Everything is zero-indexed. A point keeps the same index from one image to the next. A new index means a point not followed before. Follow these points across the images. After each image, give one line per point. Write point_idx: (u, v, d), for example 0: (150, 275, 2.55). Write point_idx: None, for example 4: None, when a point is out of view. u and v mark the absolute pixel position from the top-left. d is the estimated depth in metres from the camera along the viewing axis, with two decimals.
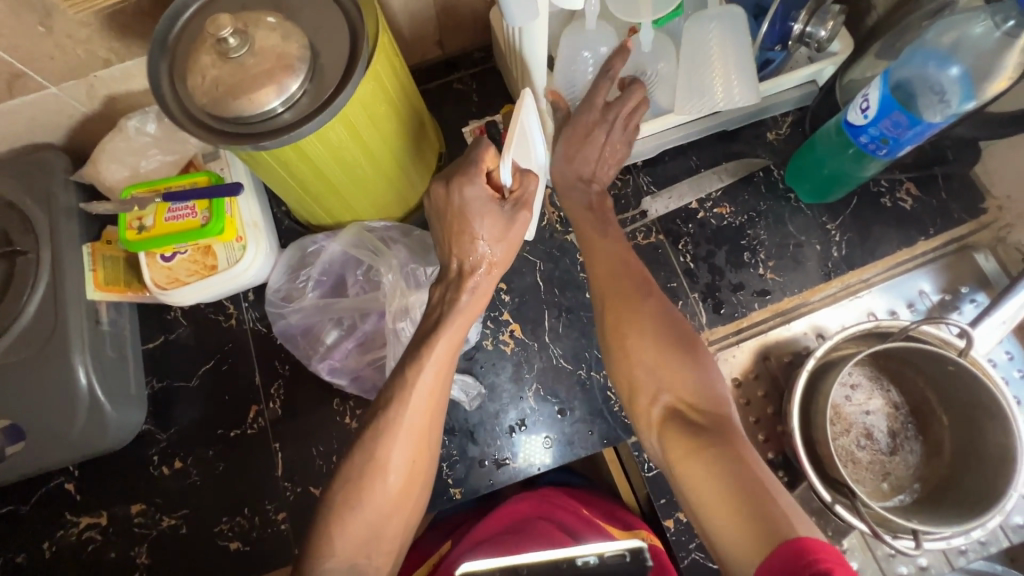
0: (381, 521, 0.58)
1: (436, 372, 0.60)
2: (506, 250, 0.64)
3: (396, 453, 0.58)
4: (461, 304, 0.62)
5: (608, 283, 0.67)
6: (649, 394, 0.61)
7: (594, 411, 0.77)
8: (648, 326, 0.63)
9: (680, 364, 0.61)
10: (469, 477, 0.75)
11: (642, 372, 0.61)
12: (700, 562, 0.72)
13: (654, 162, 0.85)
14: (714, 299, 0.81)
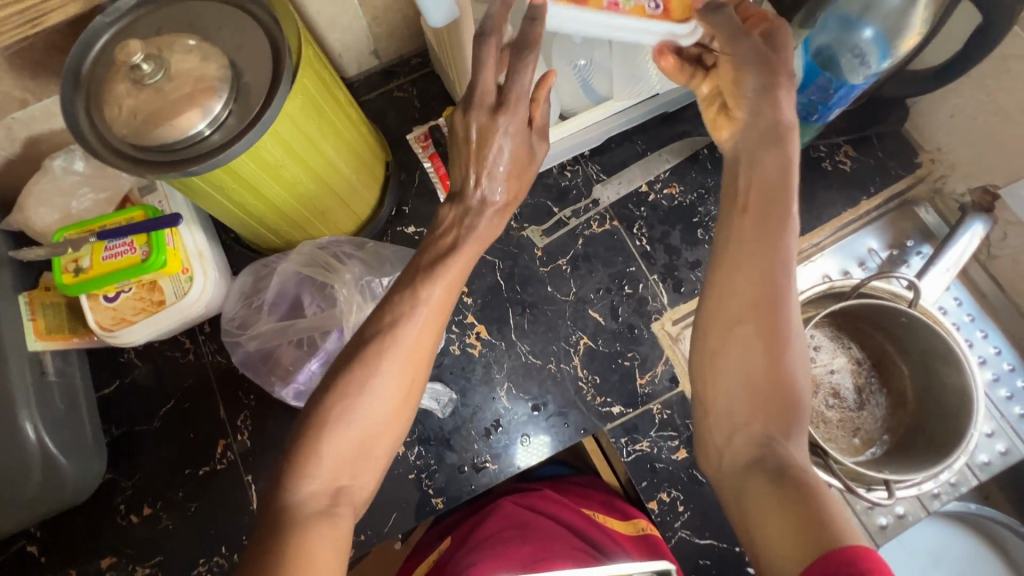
0: (370, 437, 0.51)
1: (446, 288, 0.55)
2: (516, 186, 0.57)
3: (390, 369, 0.52)
4: (480, 231, 0.56)
5: (722, 261, 0.49)
6: (733, 418, 0.48)
7: (568, 403, 0.77)
8: (760, 338, 0.47)
9: (786, 394, 0.47)
10: (450, 485, 0.75)
11: (738, 393, 0.48)
12: (686, 539, 0.72)
13: (601, 150, 0.86)
14: (673, 278, 0.81)
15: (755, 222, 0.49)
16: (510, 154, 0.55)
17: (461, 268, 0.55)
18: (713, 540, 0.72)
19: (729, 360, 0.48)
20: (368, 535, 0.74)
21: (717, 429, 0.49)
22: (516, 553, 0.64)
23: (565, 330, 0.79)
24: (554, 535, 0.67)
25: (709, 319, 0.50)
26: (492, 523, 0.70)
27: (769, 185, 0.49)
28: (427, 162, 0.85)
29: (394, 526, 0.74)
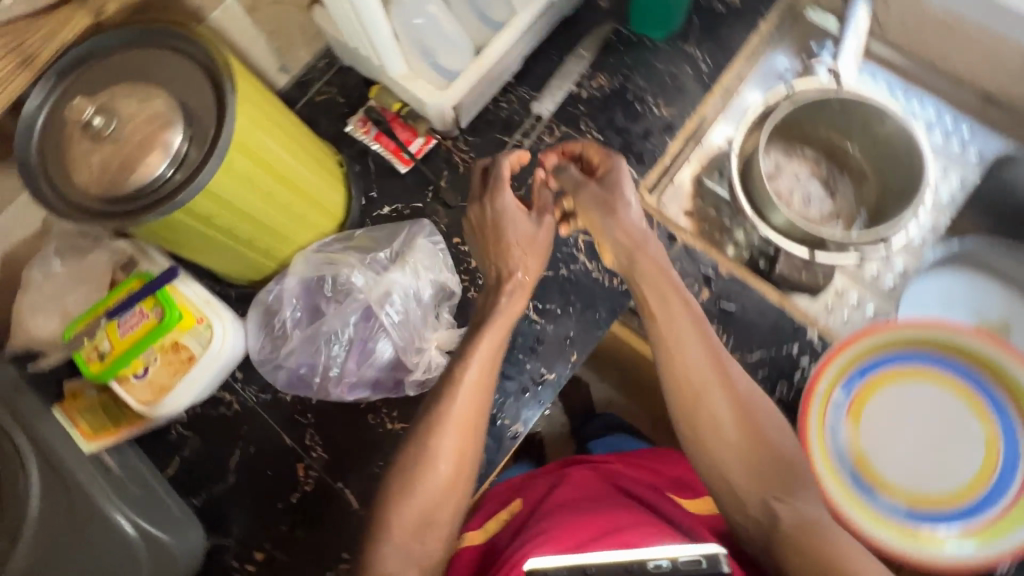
0: (432, 506, 0.60)
1: (480, 368, 0.64)
2: (533, 261, 0.71)
3: (443, 439, 0.61)
4: (502, 305, 0.68)
5: (670, 343, 0.61)
6: (752, 503, 0.57)
7: (591, 295, 0.82)
8: (725, 392, 0.59)
9: (769, 455, 0.58)
10: (520, 408, 0.79)
11: (720, 445, 0.58)
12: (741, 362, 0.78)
13: (523, 73, 0.91)
14: (633, 153, 0.87)
15: (670, 318, 0.62)
16: (517, 228, 0.71)
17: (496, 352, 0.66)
18: (761, 351, 0.79)
19: (711, 437, 0.59)
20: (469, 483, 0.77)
21: (728, 497, 0.58)
22: (599, 517, 0.56)
23: (561, 236, 0.84)
24: (625, 505, 0.62)
25: (681, 403, 0.60)
26: (568, 488, 0.67)
27: (649, 267, 0.64)
28: (375, 144, 0.89)
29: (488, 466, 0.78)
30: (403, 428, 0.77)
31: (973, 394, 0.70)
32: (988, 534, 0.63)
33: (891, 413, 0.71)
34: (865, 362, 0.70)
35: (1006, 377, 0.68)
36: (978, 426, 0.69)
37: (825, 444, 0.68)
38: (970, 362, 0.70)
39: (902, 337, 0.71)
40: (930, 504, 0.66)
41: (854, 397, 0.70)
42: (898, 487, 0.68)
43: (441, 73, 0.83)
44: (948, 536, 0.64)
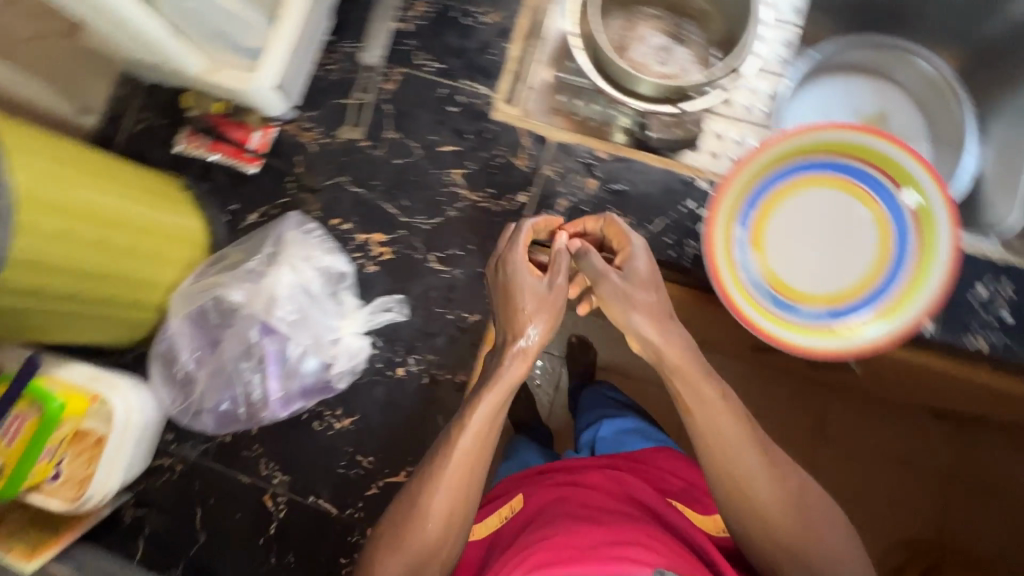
0: (419, 564, 0.57)
1: (474, 435, 0.58)
2: (545, 322, 0.61)
3: (433, 501, 0.56)
4: (502, 378, 0.58)
5: (710, 441, 0.58)
6: (770, 526, 0.57)
7: (487, 225, 0.79)
8: (767, 475, 0.57)
9: (802, 507, 0.57)
10: (458, 358, 0.77)
11: (768, 508, 0.57)
12: (648, 235, 0.78)
13: (339, 26, 0.85)
14: (478, 70, 0.83)
15: (710, 410, 0.58)
16: (528, 290, 0.61)
17: (493, 421, 0.59)
18: (663, 218, 0.78)
19: (739, 475, 0.57)
20: None
21: (750, 525, 0.58)
22: (587, 532, 0.58)
23: (436, 179, 0.81)
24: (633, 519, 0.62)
25: (707, 444, 0.59)
26: (576, 493, 0.68)
27: (699, 376, 0.59)
28: (212, 154, 0.82)
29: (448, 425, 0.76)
30: (353, 423, 0.76)
31: (855, 182, 0.68)
32: (899, 306, 0.66)
33: (791, 231, 0.70)
34: (749, 196, 0.69)
35: (878, 155, 0.66)
36: (869, 210, 0.68)
37: (738, 287, 0.69)
38: (843, 153, 0.68)
39: (773, 157, 0.68)
40: (844, 298, 0.68)
41: (750, 232, 0.70)
42: (816, 295, 0.69)
43: (247, 54, 0.76)
44: (865, 322, 0.67)
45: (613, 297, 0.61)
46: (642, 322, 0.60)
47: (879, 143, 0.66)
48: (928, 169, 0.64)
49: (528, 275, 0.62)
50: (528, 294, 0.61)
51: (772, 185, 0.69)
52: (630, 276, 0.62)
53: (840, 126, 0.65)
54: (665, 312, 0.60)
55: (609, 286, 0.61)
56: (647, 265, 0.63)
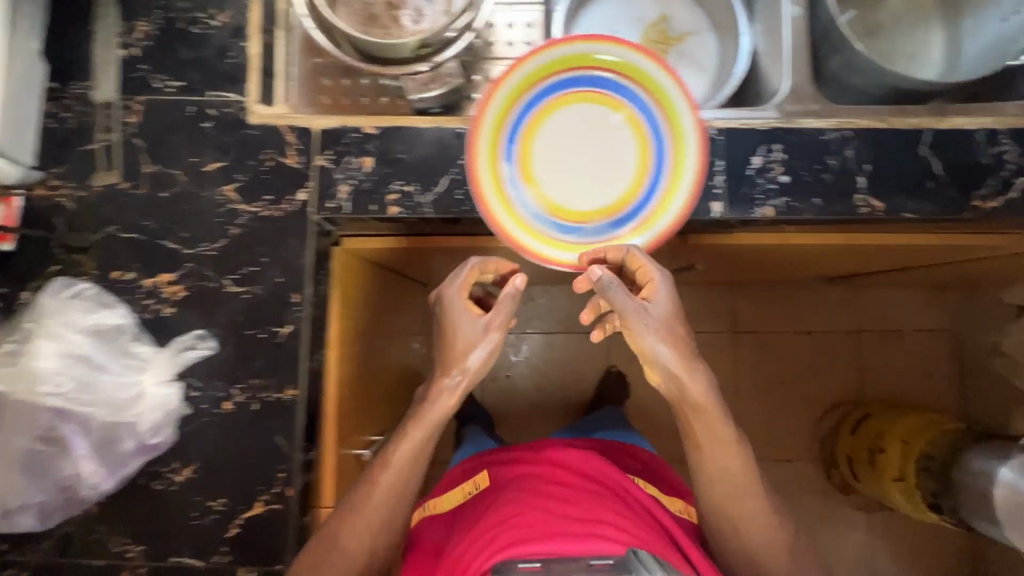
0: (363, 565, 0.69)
1: (403, 455, 0.71)
2: (487, 354, 0.71)
3: (373, 514, 0.70)
4: (437, 404, 0.70)
5: (743, 476, 0.71)
6: (735, 512, 0.72)
7: (273, 234, 0.76)
8: (756, 502, 0.72)
9: (768, 517, 0.72)
10: (281, 375, 0.75)
11: (717, 488, 0.72)
12: (436, 196, 0.76)
13: (60, 69, 0.78)
14: (223, 77, 0.78)
15: (732, 449, 0.70)
16: (467, 325, 0.71)
17: (417, 454, 0.71)
18: (447, 175, 0.76)
19: (721, 466, 0.71)
20: (284, 469, 0.74)
21: (709, 502, 0.73)
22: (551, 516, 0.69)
23: (210, 201, 0.76)
24: (594, 496, 0.75)
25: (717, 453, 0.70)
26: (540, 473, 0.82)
27: (713, 420, 0.69)
28: None
29: (290, 441, 0.74)
30: (194, 471, 0.73)
31: (608, 93, 0.69)
32: (663, 207, 0.68)
33: (557, 152, 0.69)
34: (507, 125, 0.69)
35: (620, 61, 0.67)
36: (625, 117, 0.69)
37: (514, 219, 0.69)
38: (588, 66, 0.68)
39: (521, 81, 0.68)
40: (603, 215, 0.69)
41: (517, 162, 0.69)
42: (591, 212, 0.69)
43: None
44: (622, 237, 0.69)
45: (637, 315, 0.62)
46: (668, 358, 0.64)
47: (616, 50, 0.67)
48: (662, 67, 0.67)
49: (459, 302, 0.72)
50: (472, 335, 0.70)
51: (528, 110, 0.69)
52: (656, 310, 0.65)
53: (572, 38, 0.65)
54: (688, 355, 0.66)
55: (638, 316, 0.62)
56: (669, 299, 0.65)
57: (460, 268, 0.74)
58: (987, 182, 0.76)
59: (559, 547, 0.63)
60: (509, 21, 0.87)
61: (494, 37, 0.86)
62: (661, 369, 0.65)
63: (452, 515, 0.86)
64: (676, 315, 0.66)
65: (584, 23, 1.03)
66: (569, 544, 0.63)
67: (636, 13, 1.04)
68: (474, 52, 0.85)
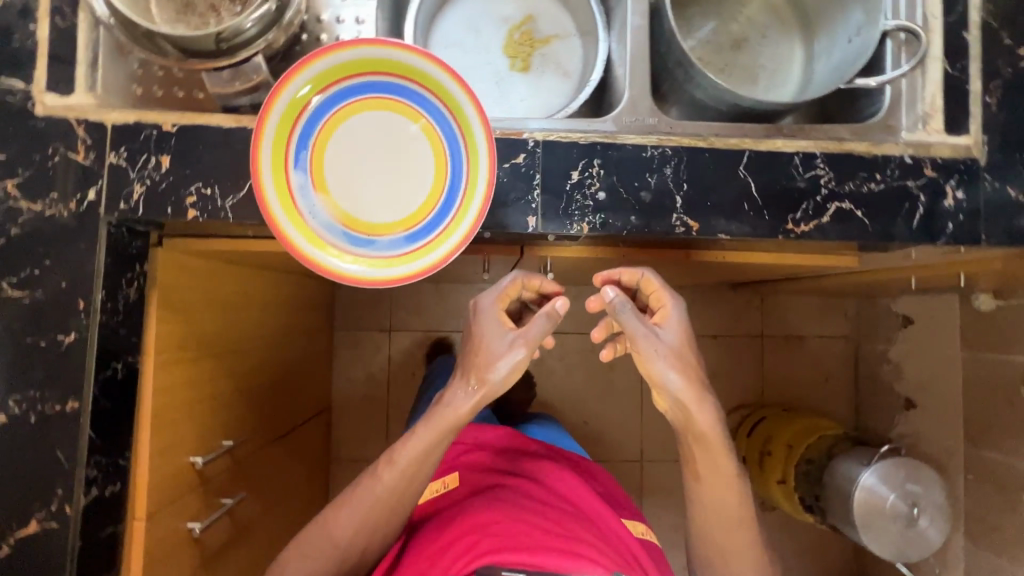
0: (360, 533, 0.77)
1: (417, 447, 0.78)
2: (511, 376, 0.75)
3: (368, 491, 0.78)
4: (456, 411, 0.76)
5: (734, 507, 0.75)
6: (707, 533, 0.76)
7: (57, 236, 0.71)
8: (734, 503, 0.75)
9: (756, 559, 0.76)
10: (64, 386, 0.71)
11: (713, 518, 0.75)
12: (237, 200, 0.73)
13: None
14: (8, 62, 0.72)
15: (723, 474, 0.74)
16: (494, 340, 0.76)
17: (427, 452, 0.78)
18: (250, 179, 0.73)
19: (711, 498, 0.75)
20: (64, 485, 0.71)
21: (700, 531, 0.77)
22: (534, 533, 0.73)
23: None
24: (577, 520, 0.81)
25: (716, 474, 0.74)
26: (516, 488, 0.87)
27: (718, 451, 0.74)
28: None
29: (71, 455, 0.71)
30: None
31: (408, 102, 0.69)
32: (457, 224, 0.69)
33: (353, 160, 0.68)
34: (299, 127, 0.66)
35: (420, 72, 0.67)
36: (424, 128, 0.69)
37: (301, 227, 0.65)
38: (390, 73, 0.67)
39: (368, 61, 0.67)
40: (352, 229, 0.67)
41: (308, 166, 0.66)
42: (385, 223, 0.68)
43: None
44: (357, 259, 0.67)
45: (654, 351, 0.70)
46: (678, 388, 0.71)
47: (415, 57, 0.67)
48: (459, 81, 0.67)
49: (491, 320, 0.78)
50: (499, 349, 0.75)
51: (323, 112, 0.67)
52: (666, 336, 0.73)
53: (367, 40, 0.64)
54: (697, 383, 0.72)
55: (648, 341, 0.70)
56: (678, 325, 0.75)
57: (502, 280, 0.82)
58: (802, 207, 0.77)
59: (543, 560, 0.67)
60: (339, 14, 0.82)
61: (325, 32, 0.82)
62: (668, 395, 0.72)
63: (424, 510, 0.90)
64: (686, 345, 0.74)
65: (449, 23, 1.00)
66: (559, 559, 0.67)
67: (501, 11, 1.01)
68: (300, 47, 0.81)
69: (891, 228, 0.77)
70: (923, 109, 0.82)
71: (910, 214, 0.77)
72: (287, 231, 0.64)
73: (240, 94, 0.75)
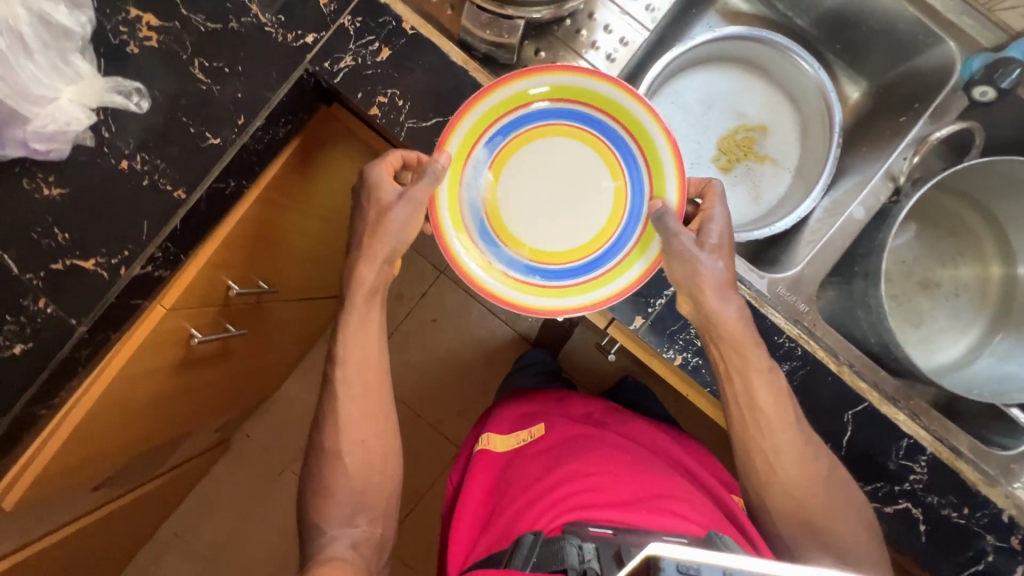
0: (338, 459, 0.79)
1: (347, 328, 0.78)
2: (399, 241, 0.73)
3: (347, 419, 0.79)
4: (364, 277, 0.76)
5: (829, 506, 0.70)
6: (805, 522, 0.70)
7: (261, 53, 0.74)
8: (817, 491, 0.70)
9: (869, 554, 0.69)
10: (183, 175, 0.75)
11: (796, 510, 0.71)
12: (415, 128, 0.74)
13: None
14: None
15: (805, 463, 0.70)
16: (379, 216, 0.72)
17: (360, 323, 0.78)
18: (438, 118, 0.74)
19: (788, 488, 0.71)
20: (131, 248, 0.75)
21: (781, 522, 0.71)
22: (606, 487, 0.78)
23: None
24: (636, 466, 0.83)
25: (793, 467, 0.70)
26: (593, 440, 0.89)
27: (789, 442, 0.70)
28: None
29: (151, 231, 0.75)
30: (61, 195, 0.74)
31: (620, 162, 0.72)
32: (571, 293, 0.72)
33: (537, 174, 0.72)
34: (518, 116, 0.71)
35: (660, 165, 0.70)
36: (615, 193, 0.72)
37: (457, 197, 0.72)
38: (639, 143, 0.71)
39: (635, 122, 0.70)
40: (498, 224, 0.72)
41: (501, 147, 0.72)
42: (523, 245, 0.73)
43: None
44: (481, 249, 0.72)
45: (678, 253, 0.68)
46: (706, 284, 0.68)
47: (659, 139, 0.70)
48: (678, 184, 0.70)
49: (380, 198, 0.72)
50: (389, 223, 0.72)
51: (546, 118, 0.71)
52: (709, 236, 0.70)
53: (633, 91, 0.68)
54: (719, 281, 0.69)
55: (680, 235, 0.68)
56: (719, 225, 0.70)
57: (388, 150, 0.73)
58: (874, 487, 0.74)
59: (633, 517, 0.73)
60: (609, 23, 0.79)
61: (588, 30, 0.79)
62: (689, 295, 0.70)
63: (503, 457, 0.93)
64: (719, 248, 0.70)
65: (691, 84, 0.95)
66: (645, 517, 0.72)
67: (742, 105, 0.96)
68: (557, 28, 0.80)
69: (938, 560, 0.73)
70: None
71: (966, 563, 0.73)
72: (439, 185, 0.70)
73: (484, 42, 0.74)
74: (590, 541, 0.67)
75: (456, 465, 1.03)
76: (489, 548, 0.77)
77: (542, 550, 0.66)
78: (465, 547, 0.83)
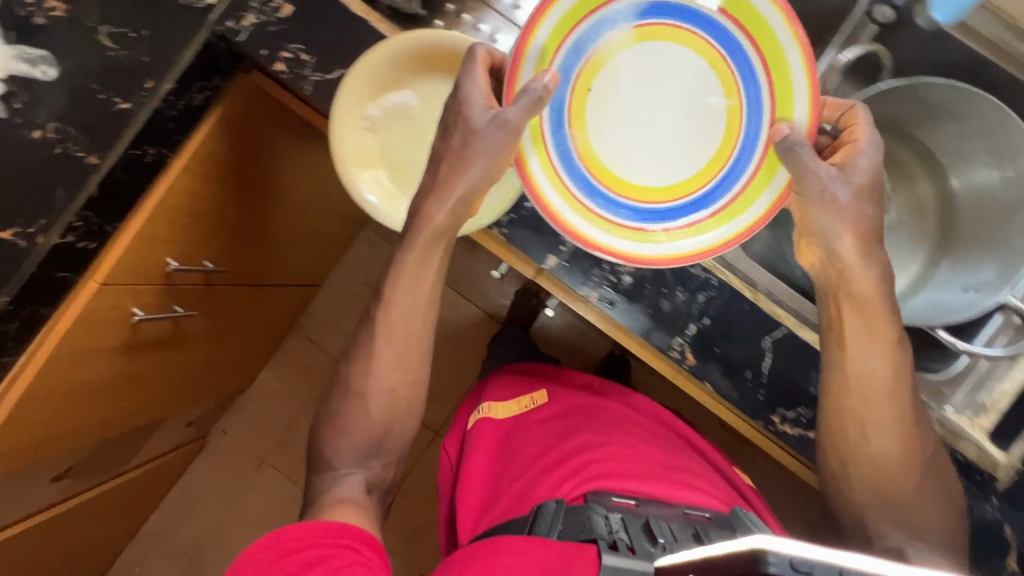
0: None
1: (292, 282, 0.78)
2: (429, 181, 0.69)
3: None
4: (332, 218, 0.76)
5: (907, 469, 0.68)
6: (886, 485, 0.69)
7: (166, 18, 0.75)
8: (901, 455, 0.68)
9: (942, 526, 0.68)
10: (97, 142, 0.76)
11: (877, 473, 0.69)
12: (321, 82, 0.75)
13: None
14: None
15: (898, 427, 0.68)
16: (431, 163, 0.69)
17: None
18: (342, 70, 0.75)
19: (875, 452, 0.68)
20: (48, 217, 0.76)
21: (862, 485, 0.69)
22: (632, 462, 0.79)
23: None
24: (656, 444, 0.86)
25: (886, 428, 0.68)
26: (608, 414, 0.90)
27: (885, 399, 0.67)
28: None
29: (68, 199, 0.77)
30: None
31: (735, 76, 0.65)
32: (671, 234, 0.69)
33: (633, 89, 0.67)
34: (614, 20, 0.64)
35: (787, 79, 0.63)
36: (726, 115, 0.66)
37: (541, 121, 0.67)
38: (761, 52, 0.63)
39: (759, 27, 0.62)
40: (591, 154, 0.68)
41: (584, 62, 0.65)
42: (614, 177, 0.69)
43: None
44: (568, 181, 0.68)
45: (818, 194, 0.63)
46: (851, 237, 0.64)
47: (788, 41, 0.62)
48: (810, 101, 0.63)
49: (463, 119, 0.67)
50: (471, 146, 0.66)
51: (648, 23, 0.64)
52: (856, 176, 0.63)
53: None
54: (867, 233, 0.65)
55: (829, 179, 0.62)
56: (867, 166, 0.64)
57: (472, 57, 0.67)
58: (799, 413, 0.75)
59: (652, 490, 0.75)
60: None
61: None
62: (822, 243, 0.66)
63: (507, 424, 0.90)
64: (870, 188, 0.64)
65: None
66: (666, 491, 0.75)
67: None
68: None
69: None
70: (984, 400, 0.78)
71: None
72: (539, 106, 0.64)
73: None
74: (615, 512, 0.68)
75: (452, 432, 0.98)
76: (502, 514, 0.76)
77: (565, 517, 0.67)
78: (474, 512, 0.82)
